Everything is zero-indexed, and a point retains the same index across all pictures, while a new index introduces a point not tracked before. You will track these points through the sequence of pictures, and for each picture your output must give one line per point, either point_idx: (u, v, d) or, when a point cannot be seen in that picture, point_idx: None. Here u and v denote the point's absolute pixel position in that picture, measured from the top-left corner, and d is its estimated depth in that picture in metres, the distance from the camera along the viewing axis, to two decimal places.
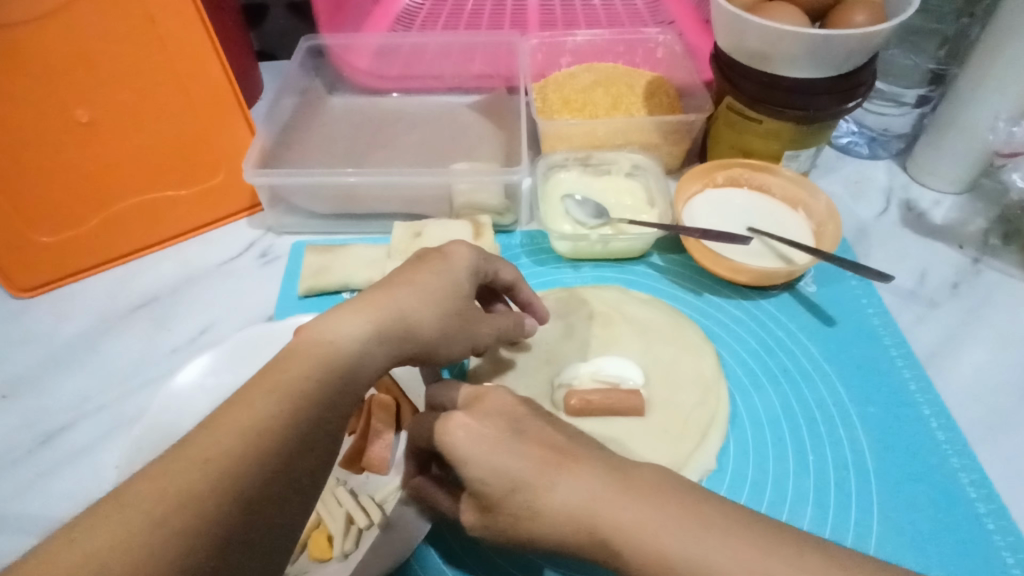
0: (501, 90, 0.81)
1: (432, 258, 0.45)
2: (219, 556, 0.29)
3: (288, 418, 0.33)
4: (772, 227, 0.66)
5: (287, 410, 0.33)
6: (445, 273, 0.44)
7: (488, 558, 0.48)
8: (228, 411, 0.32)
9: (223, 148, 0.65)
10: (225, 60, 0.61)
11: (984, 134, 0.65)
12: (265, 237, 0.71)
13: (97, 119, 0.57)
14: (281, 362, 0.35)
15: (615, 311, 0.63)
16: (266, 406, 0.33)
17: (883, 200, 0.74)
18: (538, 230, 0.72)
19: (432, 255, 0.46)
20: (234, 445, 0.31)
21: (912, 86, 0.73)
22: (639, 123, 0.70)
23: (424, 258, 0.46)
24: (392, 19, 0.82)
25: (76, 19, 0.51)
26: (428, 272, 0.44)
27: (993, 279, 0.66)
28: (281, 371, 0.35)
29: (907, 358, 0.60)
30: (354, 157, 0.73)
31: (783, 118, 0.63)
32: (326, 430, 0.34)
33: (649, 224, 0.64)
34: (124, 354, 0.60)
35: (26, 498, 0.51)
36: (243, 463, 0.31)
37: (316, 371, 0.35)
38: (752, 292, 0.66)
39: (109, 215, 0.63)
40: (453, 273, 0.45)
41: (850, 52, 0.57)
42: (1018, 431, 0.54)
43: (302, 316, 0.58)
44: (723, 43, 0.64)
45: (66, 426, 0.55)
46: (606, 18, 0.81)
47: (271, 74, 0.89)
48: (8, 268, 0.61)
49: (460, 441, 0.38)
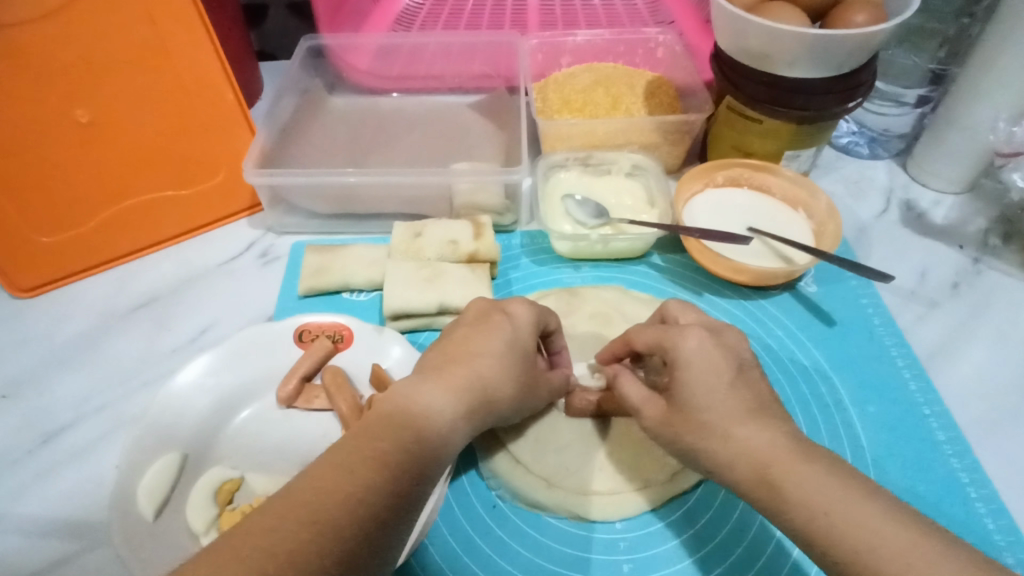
0: (501, 90, 0.81)
1: (495, 318, 0.46)
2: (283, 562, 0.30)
3: (386, 480, 0.35)
4: (773, 227, 0.66)
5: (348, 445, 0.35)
6: (509, 316, 0.46)
7: (490, 561, 0.48)
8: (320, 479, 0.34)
9: (224, 149, 0.65)
10: (224, 60, 0.61)
11: (984, 134, 0.65)
12: (265, 237, 0.71)
13: (97, 119, 0.57)
14: (375, 429, 0.37)
15: (614, 310, 0.63)
16: (372, 475, 0.34)
17: (883, 200, 0.74)
18: (538, 230, 0.72)
19: (495, 313, 0.46)
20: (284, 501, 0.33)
21: (912, 86, 0.73)
22: (640, 123, 0.70)
23: (489, 316, 0.46)
24: (392, 19, 0.82)
25: (77, 19, 0.51)
26: (498, 340, 0.44)
27: (993, 279, 0.66)
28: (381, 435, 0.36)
29: (907, 359, 0.60)
30: (354, 157, 0.73)
31: (784, 118, 0.63)
32: (415, 492, 0.36)
33: (649, 224, 0.64)
34: (124, 354, 0.60)
35: (25, 499, 0.51)
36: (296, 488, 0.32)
37: (415, 448, 0.37)
38: (752, 292, 0.66)
39: (108, 215, 0.63)
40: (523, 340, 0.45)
41: (850, 52, 0.57)
42: (1018, 431, 0.55)
43: (302, 316, 0.58)
44: (723, 43, 0.64)
45: (66, 426, 0.55)
46: (606, 18, 0.81)
47: (270, 74, 0.89)
48: (9, 269, 0.61)
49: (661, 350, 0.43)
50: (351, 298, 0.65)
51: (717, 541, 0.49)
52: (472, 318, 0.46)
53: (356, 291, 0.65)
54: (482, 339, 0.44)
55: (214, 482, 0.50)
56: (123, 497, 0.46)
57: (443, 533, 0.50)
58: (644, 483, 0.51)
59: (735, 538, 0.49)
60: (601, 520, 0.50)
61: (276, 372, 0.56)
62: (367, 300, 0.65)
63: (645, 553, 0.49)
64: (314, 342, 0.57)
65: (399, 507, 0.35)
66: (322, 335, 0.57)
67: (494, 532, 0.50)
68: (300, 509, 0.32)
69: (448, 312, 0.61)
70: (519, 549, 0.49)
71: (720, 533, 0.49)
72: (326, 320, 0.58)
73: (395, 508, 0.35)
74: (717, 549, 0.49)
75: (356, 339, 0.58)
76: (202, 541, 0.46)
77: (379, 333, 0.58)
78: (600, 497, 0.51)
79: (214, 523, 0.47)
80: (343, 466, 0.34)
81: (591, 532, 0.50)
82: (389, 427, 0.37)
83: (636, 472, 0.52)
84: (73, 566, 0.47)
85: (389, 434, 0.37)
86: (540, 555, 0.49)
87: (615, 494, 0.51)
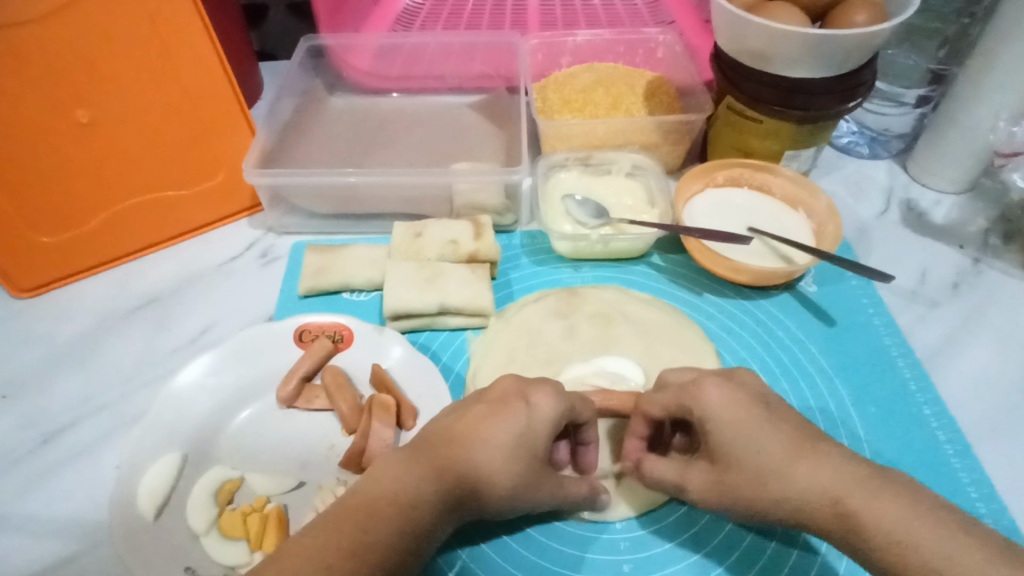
0: (501, 90, 0.81)
1: (513, 406, 0.43)
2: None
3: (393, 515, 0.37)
4: (773, 227, 0.66)
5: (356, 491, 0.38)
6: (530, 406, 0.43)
7: (490, 561, 0.48)
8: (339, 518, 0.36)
9: (224, 149, 0.65)
10: (225, 62, 0.61)
11: (984, 134, 0.65)
12: (265, 237, 0.71)
13: (97, 119, 0.57)
14: (351, 507, 0.37)
15: (615, 310, 0.63)
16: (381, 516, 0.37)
17: (883, 200, 0.74)
18: (538, 230, 0.72)
19: (516, 400, 0.43)
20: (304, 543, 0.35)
21: (912, 86, 0.73)
22: (640, 123, 0.70)
23: (507, 402, 0.43)
24: (392, 19, 0.82)
25: (76, 19, 0.52)
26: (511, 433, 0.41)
27: (993, 278, 0.66)
28: (360, 526, 0.36)
29: (907, 358, 0.60)
30: (354, 157, 0.73)
31: (783, 118, 0.63)
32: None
33: (649, 224, 0.64)
34: (124, 354, 0.60)
35: (25, 498, 0.51)
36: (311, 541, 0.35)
37: (395, 534, 0.37)
38: (753, 292, 0.66)
39: (109, 215, 0.63)
40: (537, 436, 0.42)
41: (849, 52, 0.57)
42: (1018, 429, 0.55)
43: (303, 315, 0.58)
44: (723, 43, 0.64)
45: (67, 426, 0.55)
46: (606, 18, 0.81)
47: (270, 74, 0.89)
48: (9, 269, 0.61)
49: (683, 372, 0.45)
50: (351, 298, 0.65)
51: (720, 537, 0.49)
52: (492, 399, 0.44)
53: (356, 291, 0.65)
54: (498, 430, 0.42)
55: (214, 482, 0.50)
56: (122, 497, 0.46)
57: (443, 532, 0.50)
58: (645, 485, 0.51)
59: (739, 534, 0.49)
60: (601, 521, 0.50)
61: (276, 372, 0.56)
62: (367, 300, 0.65)
63: (646, 553, 0.49)
64: (314, 342, 0.57)
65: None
66: (322, 335, 0.58)
67: (493, 531, 0.50)
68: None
69: (448, 312, 0.61)
70: (520, 549, 0.49)
71: (720, 533, 0.49)
72: (326, 320, 0.58)
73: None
74: (717, 549, 0.49)
75: (356, 339, 0.58)
76: (202, 541, 0.46)
77: (379, 333, 0.58)
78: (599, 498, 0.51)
79: (214, 523, 0.47)
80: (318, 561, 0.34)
81: (592, 533, 0.50)
82: (364, 512, 0.37)
83: None
84: (73, 567, 0.47)
85: (369, 523, 0.36)
86: (540, 555, 0.49)
87: (613, 493, 0.51)
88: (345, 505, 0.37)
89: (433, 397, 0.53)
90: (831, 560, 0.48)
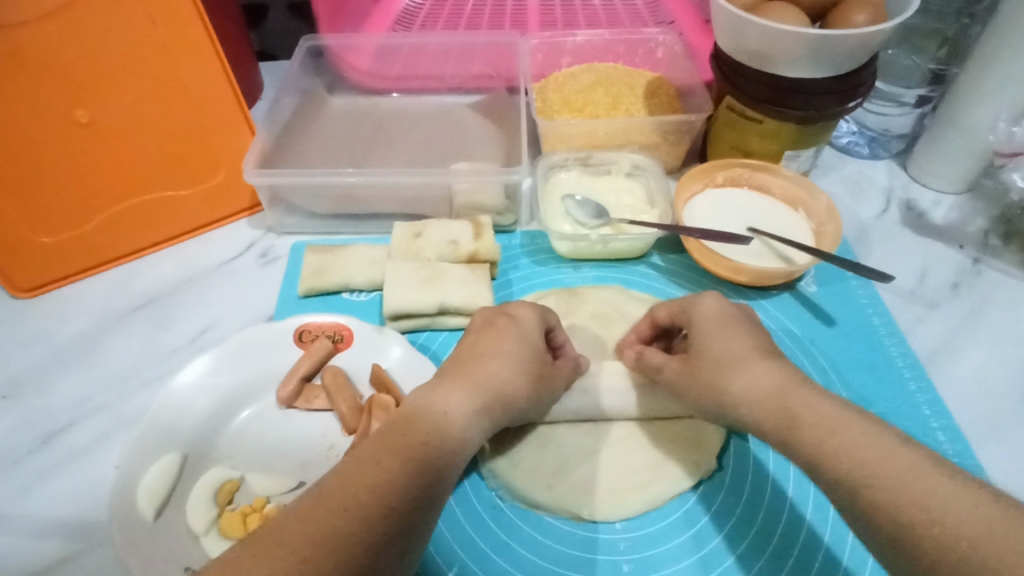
0: (501, 90, 0.81)
1: (500, 323, 0.47)
2: (341, 530, 0.32)
3: (412, 470, 0.36)
4: (774, 228, 0.66)
5: (370, 445, 0.37)
6: (513, 319, 0.47)
7: (490, 561, 0.48)
8: (353, 469, 0.35)
9: (225, 149, 0.66)
10: (225, 60, 0.61)
11: (984, 133, 0.65)
12: (265, 237, 0.71)
13: (97, 120, 0.57)
14: (361, 463, 0.35)
15: (615, 310, 0.63)
16: (401, 468, 0.36)
17: (883, 200, 0.74)
18: (538, 231, 0.72)
19: (500, 318, 0.48)
20: (324, 490, 0.34)
21: (912, 86, 0.73)
22: (640, 123, 0.70)
23: (494, 322, 0.47)
24: (392, 19, 0.82)
25: (76, 19, 0.51)
26: (505, 341, 0.45)
27: (993, 278, 0.66)
28: (371, 476, 0.34)
29: (907, 359, 0.60)
30: (355, 157, 0.73)
31: (783, 118, 0.63)
32: (413, 531, 0.35)
33: (649, 224, 0.64)
34: (124, 354, 0.60)
35: (24, 498, 0.51)
36: (333, 489, 0.34)
37: (407, 476, 0.35)
38: (753, 292, 0.66)
39: (108, 215, 0.63)
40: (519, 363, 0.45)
41: (849, 52, 0.57)
42: (1017, 431, 0.55)
43: (303, 316, 0.59)
44: (723, 43, 0.64)
45: (66, 426, 0.55)
46: (606, 18, 0.81)
47: (271, 74, 0.89)
48: (9, 269, 0.61)
49: (709, 320, 0.46)
50: (351, 299, 0.65)
51: (722, 534, 0.49)
52: (480, 325, 0.48)
53: (356, 291, 0.65)
54: (492, 341, 0.45)
55: (214, 482, 0.50)
56: (123, 498, 0.46)
57: (443, 534, 0.50)
58: (644, 483, 0.51)
59: (741, 532, 0.49)
60: (601, 521, 0.50)
61: (276, 372, 0.56)
62: (367, 300, 0.65)
63: (646, 553, 0.49)
64: (314, 342, 0.57)
65: (386, 553, 0.33)
66: (322, 335, 0.58)
67: (494, 533, 0.50)
68: (306, 524, 0.31)
69: (447, 312, 0.61)
70: (522, 551, 0.49)
71: (720, 534, 0.49)
72: (326, 320, 0.58)
73: (403, 511, 0.34)
74: (716, 550, 0.49)
75: (356, 339, 0.58)
76: (202, 541, 0.46)
77: (379, 333, 0.58)
78: (598, 498, 0.51)
79: (213, 523, 0.47)
80: (340, 504, 0.33)
81: (591, 533, 0.50)
82: (375, 459, 0.35)
83: (635, 474, 0.52)
84: (71, 566, 0.47)
85: (386, 469, 0.35)
86: (540, 555, 0.49)
87: (612, 494, 0.51)
88: (357, 456, 0.36)
89: (416, 368, 0.55)
90: (836, 541, 0.49)
